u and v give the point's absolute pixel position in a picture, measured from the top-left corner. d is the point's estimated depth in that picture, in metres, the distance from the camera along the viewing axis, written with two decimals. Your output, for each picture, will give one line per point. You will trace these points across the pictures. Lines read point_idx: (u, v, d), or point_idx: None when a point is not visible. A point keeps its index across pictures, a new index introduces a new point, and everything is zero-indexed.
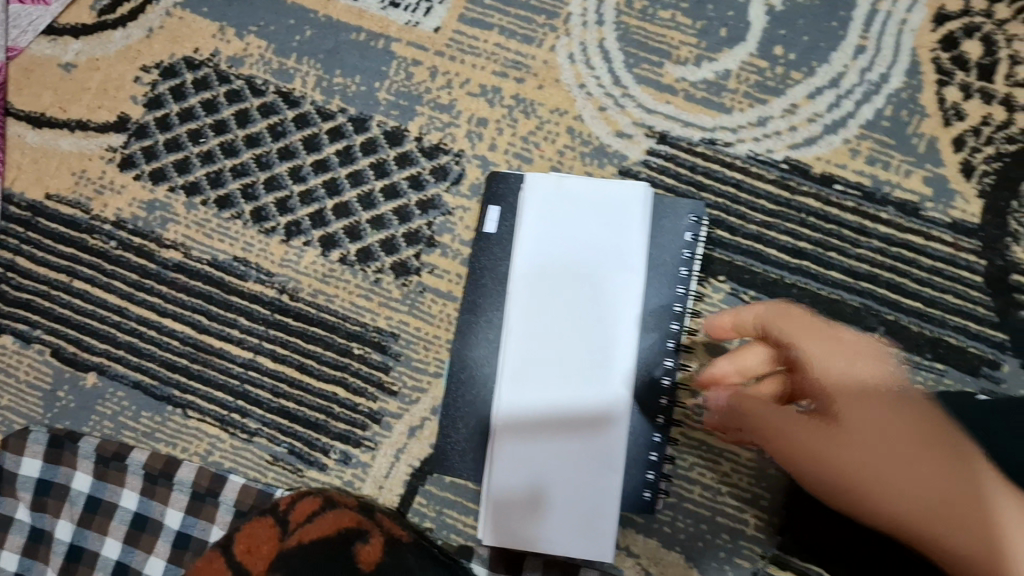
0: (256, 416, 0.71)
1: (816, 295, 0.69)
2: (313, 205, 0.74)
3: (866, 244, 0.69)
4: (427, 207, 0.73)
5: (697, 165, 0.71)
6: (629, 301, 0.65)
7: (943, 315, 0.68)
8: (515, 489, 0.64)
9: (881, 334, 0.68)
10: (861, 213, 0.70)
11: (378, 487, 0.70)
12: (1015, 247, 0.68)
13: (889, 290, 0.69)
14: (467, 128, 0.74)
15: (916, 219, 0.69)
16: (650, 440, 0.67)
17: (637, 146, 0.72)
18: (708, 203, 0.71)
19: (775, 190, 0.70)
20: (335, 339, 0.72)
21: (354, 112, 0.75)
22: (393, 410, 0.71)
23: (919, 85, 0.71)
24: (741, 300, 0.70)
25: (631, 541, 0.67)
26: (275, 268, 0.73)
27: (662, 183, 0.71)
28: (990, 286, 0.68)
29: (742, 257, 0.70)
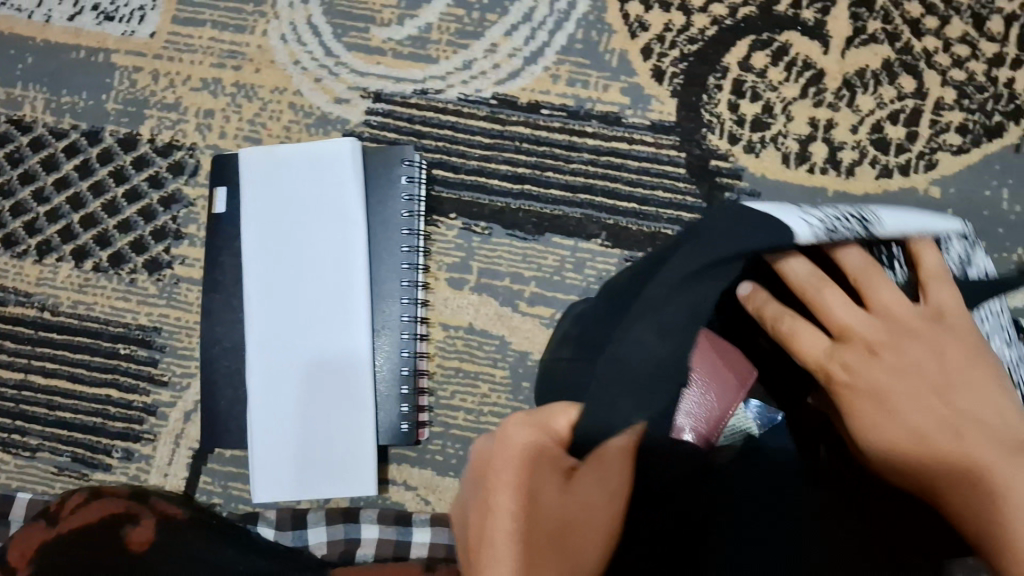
0: (35, 433, 0.73)
1: (541, 215, 0.74)
2: (60, 222, 0.76)
3: (577, 159, 0.74)
4: (169, 203, 0.76)
5: (414, 116, 0.75)
6: (353, 250, 0.69)
7: (657, 211, 0.73)
8: (276, 446, 0.67)
9: (604, 240, 0.73)
10: (568, 131, 0.74)
11: (163, 475, 0.72)
12: (710, 136, 0.74)
13: (605, 197, 0.73)
14: (196, 122, 0.77)
15: (618, 127, 0.74)
16: (400, 374, 0.70)
17: (355, 109, 0.76)
18: (429, 148, 0.75)
19: (487, 125, 0.75)
20: (101, 344, 0.74)
21: (85, 127, 0.77)
22: (166, 401, 0.73)
23: (604, 6, 0.75)
24: (473, 232, 0.74)
25: (406, 475, 0.71)
26: (33, 288, 0.76)
27: (384, 139, 0.75)
28: (693, 175, 0.73)
29: (468, 192, 0.74)
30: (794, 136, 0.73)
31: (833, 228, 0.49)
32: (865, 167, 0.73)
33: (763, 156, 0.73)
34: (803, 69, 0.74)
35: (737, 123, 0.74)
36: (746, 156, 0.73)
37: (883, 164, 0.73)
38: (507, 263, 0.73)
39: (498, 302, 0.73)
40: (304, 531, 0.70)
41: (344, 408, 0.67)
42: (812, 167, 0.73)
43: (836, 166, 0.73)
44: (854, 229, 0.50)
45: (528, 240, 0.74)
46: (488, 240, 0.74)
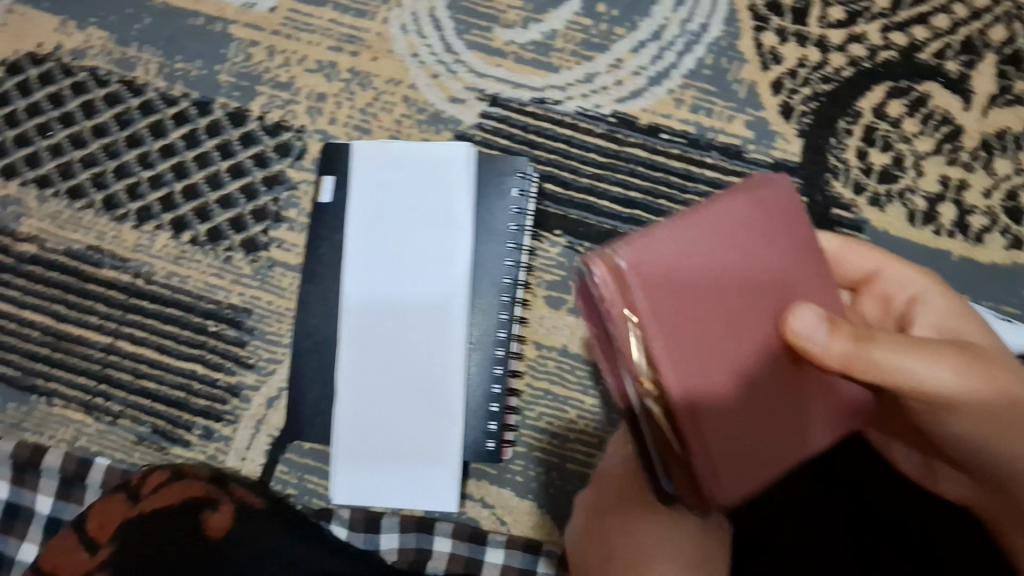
0: (119, 399, 0.73)
1: None
2: (162, 189, 0.75)
3: (692, 189, 0.72)
4: (272, 183, 0.75)
5: (529, 124, 0.73)
6: (456, 257, 0.67)
7: None
8: (360, 446, 0.67)
9: None
10: (687, 159, 0.72)
11: (241, 458, 0.72)
12: (834, 183, 0.71)
13: None
14: (307, 104, 0.75)
15: (739, 162, 0.72)
16: (490, 392, 0.68)
17: (470, 111, 0.74)
18: (541, 160, 0.73)
19: (603, 143, 0.73)
20: (191, 319, 0.74)
21: (196, 96, 0.76)
22: (251, 384, 0.73)
23: (737, 33, 0.73)
24: (577, 252, 0.72)
25: (484, 492, 0.70)
26: (129, 254, 0.75)
27: (496, 144, 0.73)
28: (812, 221, 0.70)
29: (576, 210, 0.72)
30: (922, 193, 0.70)
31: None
32: (995, 234, 0.69)
33: (888, 210, 0.70)
34: (940, 123, 0.71)
35: (864, 171, 0.71)
36: (870, 208, 0.70)
37: (1015, 234, 0.69)
38: None
39: None
40: (377, 536, 0.69)
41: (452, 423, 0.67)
42: (938, 228, 0.70)
43: (963, 230, 0.70)
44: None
45: None
46: None
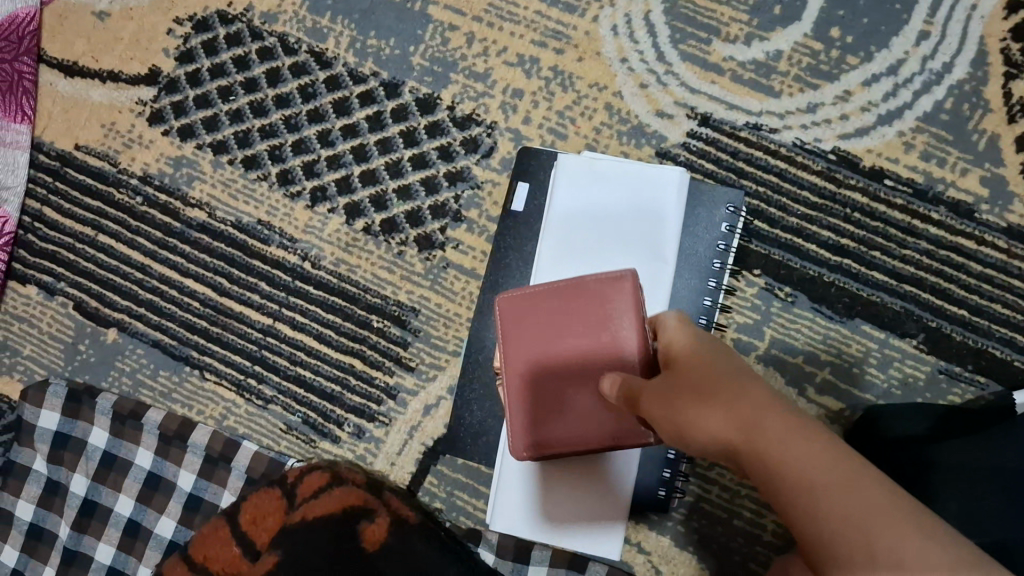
0: (272, 383, 0.71)
1: (855, 296, 0.66)
2: (340, 170, 0.72)
3: (912, 245, 0.66)
4: (456, 179, 0.70)
5: (739, 150, 0.68)
6: (656, 293, 0.63)
7: (990, 326, 0.64)
8: (526, 473, 0.64)
9: (920, 342, 0.65)
10: (910, 211, 0.66)
11: (390, 463, 0.69)
12: None
13: (933, 296, 0.65)
14: (502, 99, 0.71)
15: (968, 221, 0.65)
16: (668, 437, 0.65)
17: (677, 128, 0.69)
18: (748, 192, 0.67)
19: (820, 181, 0.67)
20: (355, 311, 0.70)
21: (386, 77, 0.72)
22: (409, 387, 0.69)
23: (984, 78, 0.66)
24: (775, 296, 0.67)
25: (643, 537, 0.66)
26: (298, 234, 0.72)
27: (701, 168, 0.68)
28: None
29: (780, 250, 0.67)
30: None
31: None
32: None
33: None
34: None
35: None
36: None
37: None
38: (805, 340, 0.66)
39: (785, 380, 0.66)
40: (524, 567, 0.65)
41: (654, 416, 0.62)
42: None
43: None
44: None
45: (834, 321, 0.66)
46: (789, 309, 0.66)
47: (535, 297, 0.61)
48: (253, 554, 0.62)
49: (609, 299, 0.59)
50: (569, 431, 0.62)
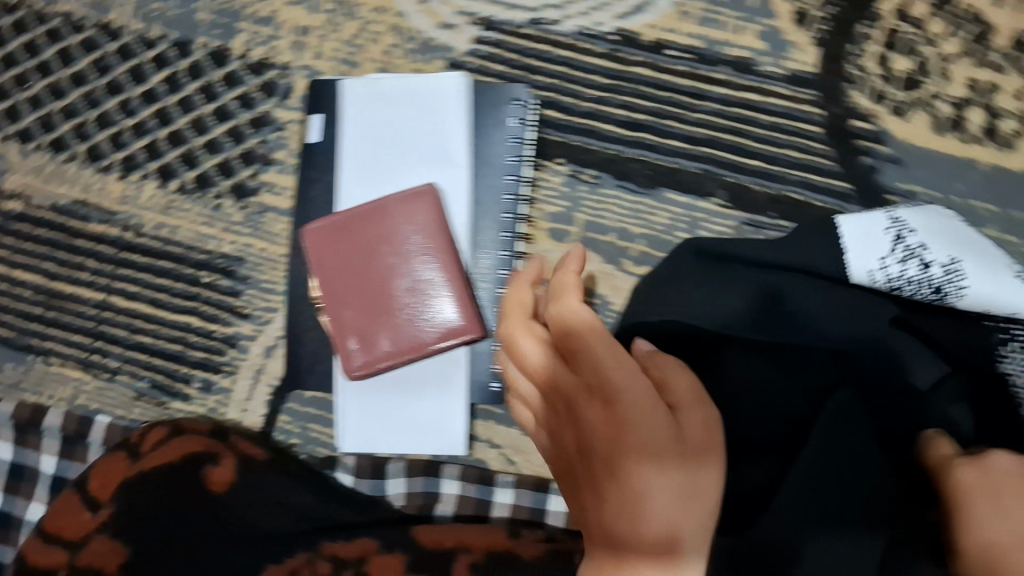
0: (115, 355, 0.72)
1: (655, 167, 0.67)
2: (146, 138, 0.72)
3: (702, 108, 0.67)
4: (258, 125, 0.71)
5: (525, 48, 0.69)
6: (453, 197, 0.63)
7: (785, 173, 0.66)
8: (364, 395, 0.65)
9: (723, 199, 0.67)
10: (694, 76, 0.67)
11: (242, 410, 0.70)
12: (853, 93, 0.66)
13: (729, 153, 0.67)
14: (290, 40, 0.71)
15: (751, 76, 0.67)
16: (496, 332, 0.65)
17: (462, 37, 0.69)
18: (539, 86, 0.68)
19: (605, 64, 0.68)
20: (183, 271, 0.71)
21: (175, 37, 0.72)
22: (248, 333, 0.71)
23: None
24: (580, 181, 0.68)
25: (491, 433, 0.68)
26: (115, 206, 0.73)
27: (491, 71, 0.69)
28: (829, 135, 0.66)
29: (577, 136, 0.68)
30: (948, 100, 0.66)
31: (888, 272, 0.52)
32: None
33: (911, 120, 0.66)
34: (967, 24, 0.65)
35: (885, 79, 0.66)
36: (892, 119, 0.66)
37: None
38: (615, 218, 0.68)
39: (602, 259, 0.68)
40: (383, 482, 0.68)
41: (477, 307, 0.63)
42: (965, 136, 0.65)
43: (993, 137, 0.65)
44: (930, 280, 0.51)
45: (639, 195, 0.68)
46: (595, 191, 0.68)
47: (337, 222, 0.61)
48: (98, 510, 0.63)
49: (401, 219, 0.61)
50: (397, 340, 0.60)
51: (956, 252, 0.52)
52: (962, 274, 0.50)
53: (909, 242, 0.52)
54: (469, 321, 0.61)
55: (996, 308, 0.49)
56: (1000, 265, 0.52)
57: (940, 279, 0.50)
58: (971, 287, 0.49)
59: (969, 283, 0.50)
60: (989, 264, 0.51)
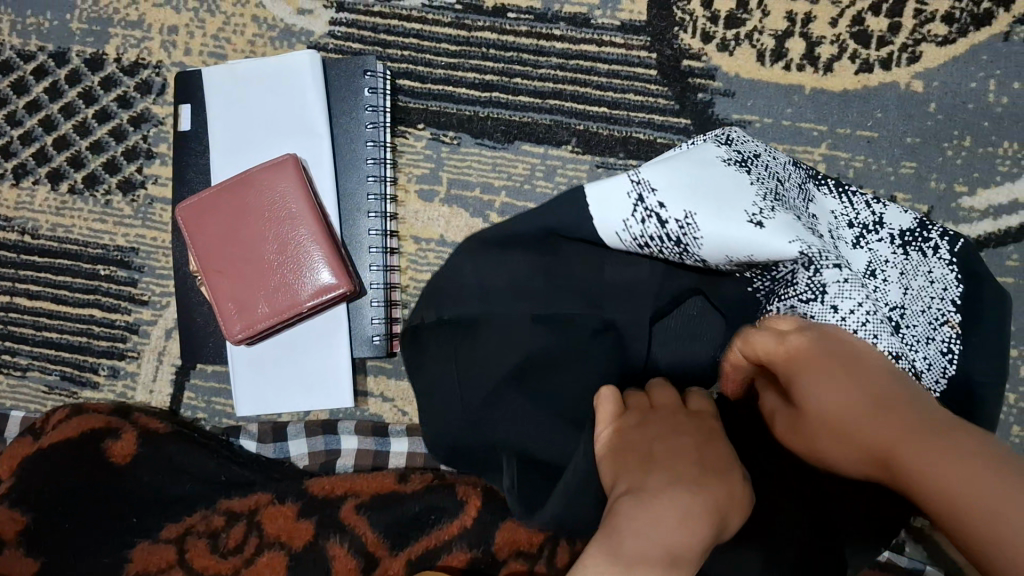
0: (26, 353, 0.76)
1: (509, 122, 0.72)
2: (34, 145, 0.76)
3: (544, 64, 0.72)
4: (138, 122, 0.75)
5: (377, 25, 0.74)
6: (317, 164, 0.68)
7: (628, 115, 0.71)
8: (255, 359, 0.68)
9: (575, 145, 0.72)
10: (535, 35, 0.72)
11: (149, 391, 0.74)
12: (682, 35, 0.71)
13: (575, 102, 0.72)
14: (161, 39, 0.76)
15: (587, 29, 0.72)
16: (374, 289, 0.69)
17: (319, 21, 0.74)
18: (394, 59, 0.73)
19: (453, 32, 0.73)
20: (81, 267, 0.75)
21: (52, 48, 0.77)
22: (148, 318, 0.74)
23: None
24: (441, 142, 0.73)
25: (385, 386, 0.72)
26: (12, 212, 0.77)
27: (349, 50, 0.74)
28: (664, 76, 0.71)
29: (435, 101, 0.73)
30: (770, 32, 0.70)
31: (638, 233, 0.52)
32: (845, 62, 0.70)
33: (737, 54, 0.71)
34: None
35: (710, 20, 0.71)
36: (720, 55, 0.71)
37: (864, 58, 0.70)
38: (477, 174, 0.72)
39: (470, 213, 0.73)
40: (285, 444, 0.72)
41: (348, 265, 0.67)
42: (788, 64, 0.70)
43: (813, 62, 0.70)
44: (671, 233, 0.51)
45: (497, 149, 0.72)
46: (457, 150, 0.73)
47: (207, 201, 0.65)
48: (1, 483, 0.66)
49: (264, 190, 0.65)
50: (272, 301, 0.65)
51: (691, 201, 0.51)
52: (697, 227, 0.50)
53: (650, 202, 0.51)
54: (340, 278, 0.65)
55: (730, 247, 0.50)
56: (737, 198, 0.50)
57: (676, 233, 0.51)
58: (707, 238, 0.50)
59: (703, 232, 0.50)
60: (722, 199, 0.50)
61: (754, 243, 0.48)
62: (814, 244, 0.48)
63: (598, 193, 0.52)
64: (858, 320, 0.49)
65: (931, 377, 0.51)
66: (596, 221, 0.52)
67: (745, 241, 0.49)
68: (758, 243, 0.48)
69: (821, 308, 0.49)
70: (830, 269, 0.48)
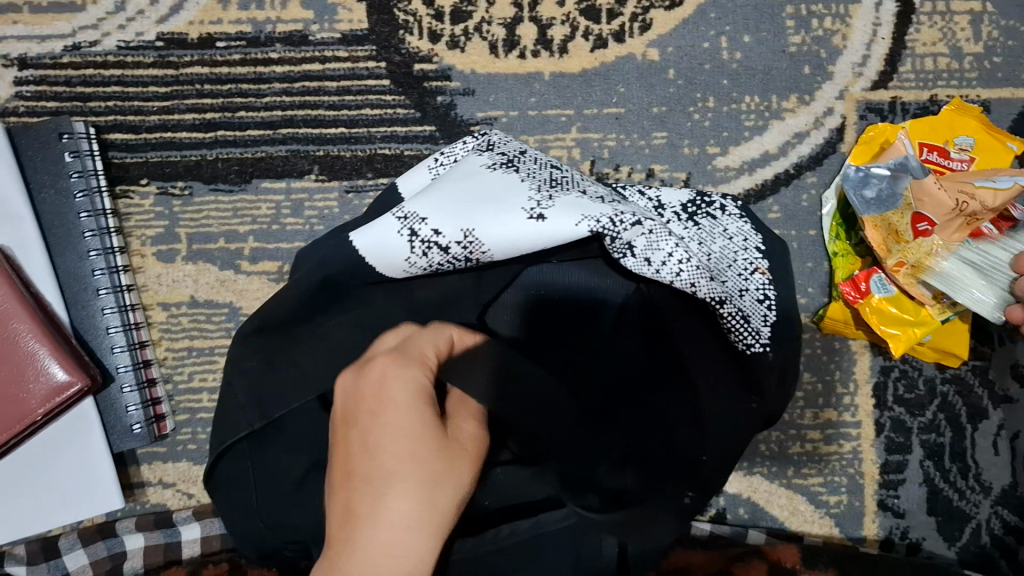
0: None
1: (242, 161, 0.66)
2: None
3: (268, 91, 0.66)
4: None
5: (71, 77, 0.65)
6: (22, 249, 0.60)
7: (369, 131, 0.67)
8: None
9: (318, 173, 0.66)
10: (250, 62, 0.66)
11: None
12: (408, 38, 0.67)
13: (309, 128, 0.66)
14: None
15: (306, 47, 0.66)
16: (119, 373, 0.62)
17: (1, 82, 0.65)
18: (98, 112, 0.66)
19: (159, 72, 0.66)
20: None
21: None
22: None
23: None
24: (172, 195, 0.66)
25: (163, 471, 0.66)
26: None
27: (44, 110, 0.65)
28: (398, 84, 0.67)
29: (156, 151, 0.66)
30: (498, 22, 0.67)
31: (426, 265, 0.50)
32: (579, 40, 0.68)
33: (469, 50, 0.67)
34: None
35: (435, 17, 0.67)
36: (451, 52, 0.67)
37: (597, 34, 0.68)
38: (218, 222, 0.66)
39: (218, 266, 0.66)
40: (60, 560, 0.64)
41: (82, 355, 0.60)
42: (523, 52, 0.68)
43: (547, 46, 0.68)
44: (450, 253, 0.49)
45: (235, 191, 0.66)
46: (191, 202, 0.66)
47: None
48: None
49: None
50: (2, 419, 0.57)
51: (464, 218, 0.49)
52: (480, 243, 0.48)
53: (423, 234, 0.49)
54: (75, 373, 0.58)
55: (518, 247, 0.48)
56: (509, 200, 0.49)
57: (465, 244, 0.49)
58: (492, 250, 0.48)
59: (487, 247, 0.48)
60: (496, 205, 0.49)
61: (541, 234, 0.47)
62: (602, 214, 0.47)
63: (369, 245, 0.50)
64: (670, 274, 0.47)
65: (759, 319, 0.50)
66: (372, 263, 0.50)
67: (517, 234, 0.47)
68: (545, 235, 0.47)
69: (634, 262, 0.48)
70: (631, 230, 0.47)
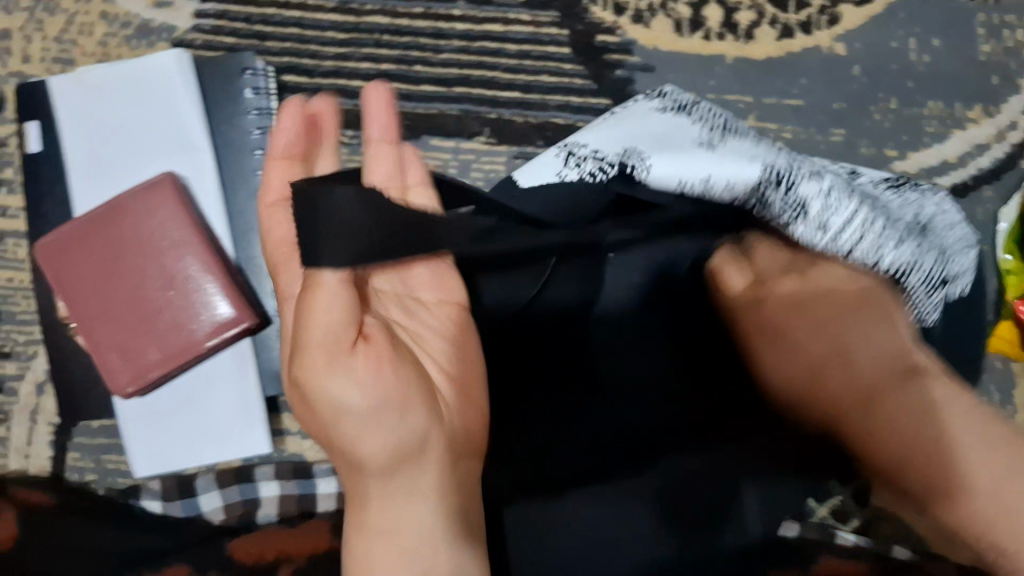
0: None
1: (413, 116, 0.65)
2: None
3: (446, 48, 0.65)
4: None
5: (251, 15, 0.65)
6: (198, 182, 0.59)
7: (543, 98, 0.65)
8: (149, 414, 0.60)
9: (488, 137, 0.65)
10: (431, 16, 0.65)
11: (24, 457, 0.64)
12: (592, 8, 0.65)
13: (484, 89, 0.65)
14: None
15: (488, 7, 0.65)
16: (277, 316, 0.61)
17: (182, 13, 0.65)
18: (274, 52, 0.64)
19: (339, 18, 0.65)
20: None
21: None
22: (13, 373, 0.64)
23: None
24: (339, 143, 0.65)
25: (303, 422, 0.64)
26: None
27: (221, 44, 0.64)
28: (578, 54, 0.65)
29: (327, 97, 0.65)
30: (684, 1, 0.66)
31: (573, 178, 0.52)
32: (765, 28, 0.66)
33: (653, 26, 0.66)
34: None
35: None
36: (635, 27, 0.66)
37: (783, 23, 0.66)
38: None
39: None
40: (195, 500, 0.63)
41: (246, 294, 0.59)
42: (707, 33, 0.66)
43: (732, 30, 0.66)
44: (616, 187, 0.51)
45: (403, 146, 0.65)
46: (358, 151, 0.64)
47: (72, 240, 0.56)
48: None
49: (141, 222, 0.56)
50: (166, 348, 0.56)
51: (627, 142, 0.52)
52: (643, 157, 0.50)
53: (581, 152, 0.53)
54: (240, 310, 0.57)
55: (679, 173, 0.49)
56: (677, 140, 0.52)
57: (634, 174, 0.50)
58: (652, 162, 0.50)
59: (649, 168, 0.49)
60: (670, 143, 0.52)
61: (711, 164, 0.49)
62: (779, 161, 0.50)
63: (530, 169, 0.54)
64: (846, 237, 0.50)
65: (924, 295, 0.52)
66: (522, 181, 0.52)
67: (691, 160, 0.49)
68: (717, 165, 0.49)
69: (803, 226, 0.50)
70: (806, 185, 0.49)
